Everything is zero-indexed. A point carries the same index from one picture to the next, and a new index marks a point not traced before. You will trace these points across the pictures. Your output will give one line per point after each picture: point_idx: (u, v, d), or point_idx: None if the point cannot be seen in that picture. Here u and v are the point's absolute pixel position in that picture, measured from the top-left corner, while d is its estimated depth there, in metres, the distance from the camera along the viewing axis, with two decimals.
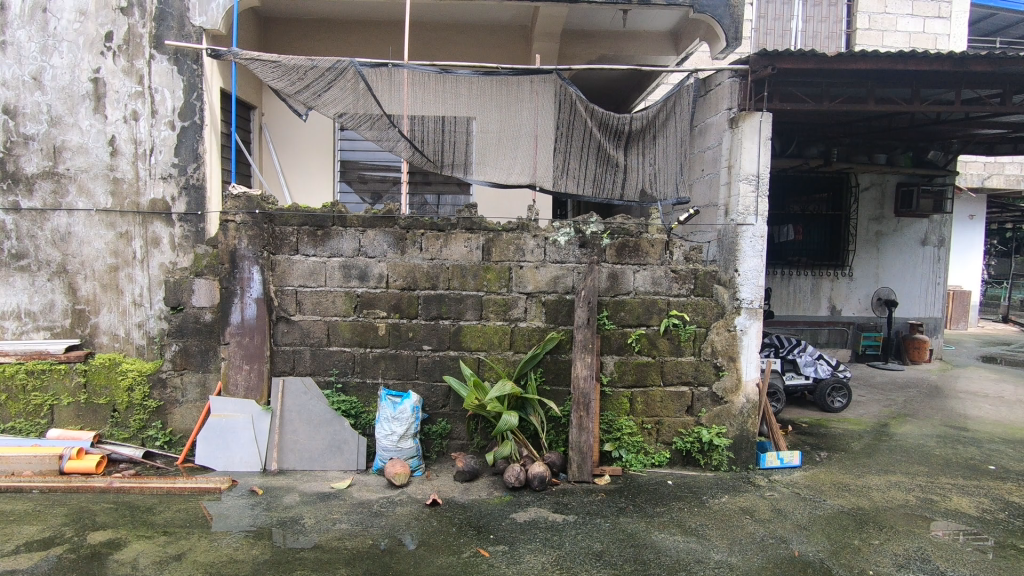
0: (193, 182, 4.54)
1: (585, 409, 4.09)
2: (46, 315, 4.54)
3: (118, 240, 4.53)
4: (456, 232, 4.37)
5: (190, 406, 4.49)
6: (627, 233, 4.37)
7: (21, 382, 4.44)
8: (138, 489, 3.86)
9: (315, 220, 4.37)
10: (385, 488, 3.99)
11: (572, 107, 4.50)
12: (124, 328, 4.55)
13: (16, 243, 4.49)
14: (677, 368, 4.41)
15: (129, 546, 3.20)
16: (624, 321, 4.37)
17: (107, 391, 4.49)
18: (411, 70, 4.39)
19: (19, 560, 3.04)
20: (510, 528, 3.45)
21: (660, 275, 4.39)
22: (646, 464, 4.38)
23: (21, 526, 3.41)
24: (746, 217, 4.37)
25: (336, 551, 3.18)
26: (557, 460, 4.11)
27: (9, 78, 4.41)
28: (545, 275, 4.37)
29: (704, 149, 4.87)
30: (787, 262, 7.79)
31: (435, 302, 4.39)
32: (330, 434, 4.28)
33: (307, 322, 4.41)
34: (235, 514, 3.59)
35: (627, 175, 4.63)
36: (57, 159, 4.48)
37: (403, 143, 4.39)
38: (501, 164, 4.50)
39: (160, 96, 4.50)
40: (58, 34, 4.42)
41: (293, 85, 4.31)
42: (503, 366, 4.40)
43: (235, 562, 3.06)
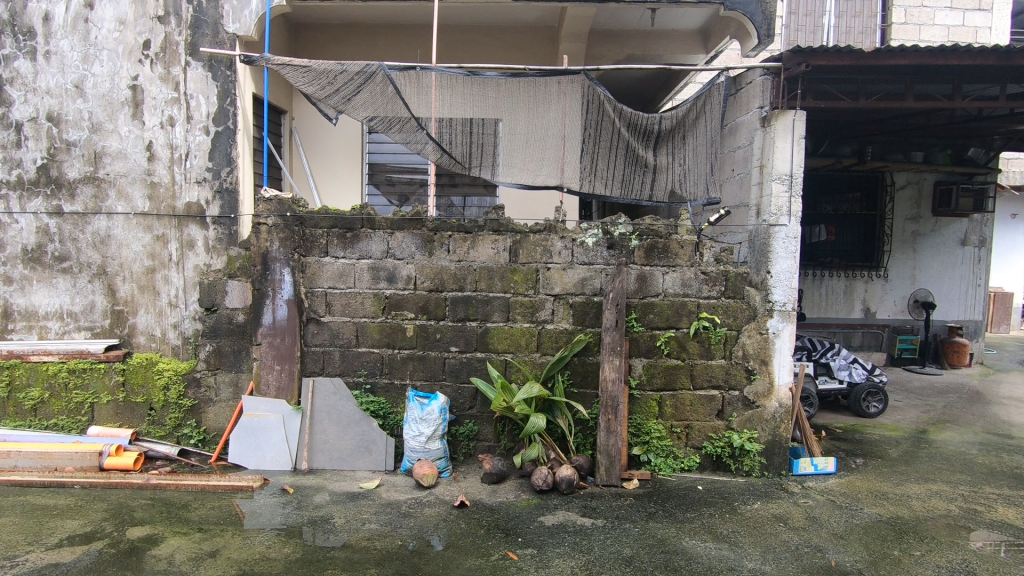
0: (227, 186, 4.62)
1: (613, 412, 4.06)
2: (87, 315, 4.69)
3: (155, 243, 4.65)
4: (483, 234, 4.37)
5: (223, 405, 4.57)
6: (656, 234, 4.32)
7: (63, 380, 4.59)
8: (173, 486, 3.96)
9: (345, 222, 4.43)
10: (414, 489, 4.01)
11: (600, 107, 4.46)
12: (160, 328, 4.67)
13: (59, 245, 4.65)
14: (706, 371, 4.34)
15: (166, 542, 3.27)
16: (653, 324, 4.32)
17: (144, 390, 4.61)
18: (439, 73, 4.40)
19: (63, 553, 3.14)
20: (538, 531, 3.43)
21: (690, 276, 4.32)
22: (675, 469, 4.32)
23: (64, 520, 3.52)
24: (780, 218, 4.28)
25: (366, 551, 3.20)
26: (584, 464, 4.09)
27: (52, 87, 4.58)
28: (573, 277, 4.34)
29: (735, 149, 4.78)
30: (819, 263, 7.63)
31: (462, 304, 4.40)
32: (360, 434, 4.33)
33: (336, 323, 4.46)
34: (267, 512, 3.65)
35: (657, 175, 4.57)
36: (97, 164, 4.62)
37: (431, 145, 4.41)
38: (528, 165, 4.48)
39: (195, 102, 4.59)
40: (99, 42, 4.56)
41: (322, 90, 4.37)
42: (530, 368, 4.39)
43: (267, 560, 3.10)
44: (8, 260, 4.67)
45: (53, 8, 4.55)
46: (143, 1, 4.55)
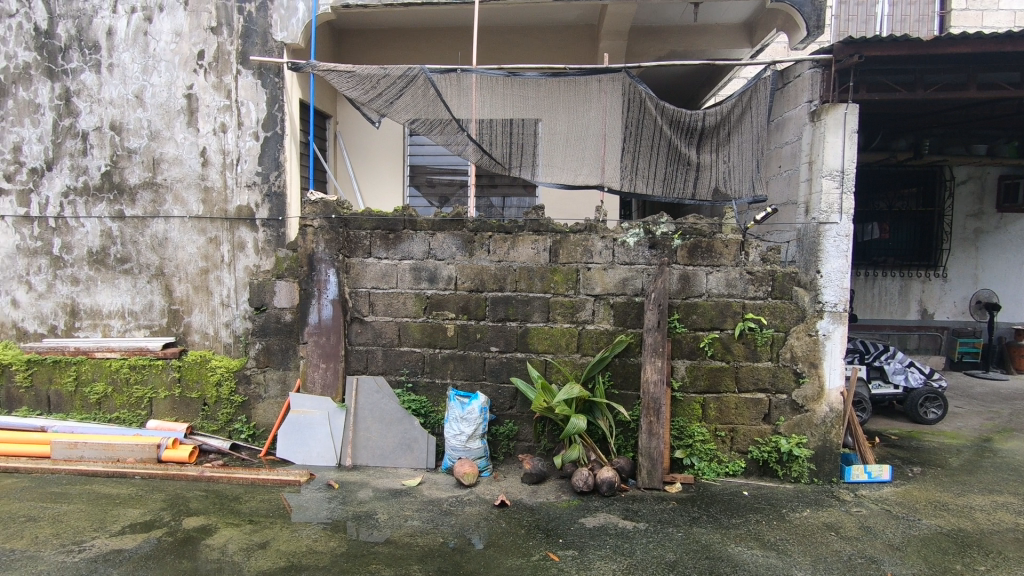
0: (275, 189, 4.77)
1: (656, 414, 4.02)
2: (146, 314, 4.93)
3: (208, 245, 4.84)
4: (523, 234, 4.37)
5: (271, 402, 4.72)
6: (700, 234, 4.23)
7: (124, 375, 4.83)
8: (226, 479, 4.12)
9: (387, 224, 4.51)
10: (454, 487, 4.05)
11: (642, 105, 4.40)
12: (213, 326, 4.87)
13: (121, 248, 4.90)
14: (752, 373, 4.23)
15: (219, 532, 3.40)
16: (696, 325, 4.24)
17: (199, 385, 4.80)
18: (479, 74, 4.43)
19: (125, 540, 3.30)
20: (579, 533, 3.41)
21: (735, 276, 4.21)
22: (720, 473, 4.22)
23: (126, 509, 3.70)
24: (830, 216, 4.12)
25: (408, 547, 3.25)
26: (625, 466, 4.05)
27: (115, 97, 4.83)
28: (613, 277, 4.30)
29: (782, 144, 4.64)
30: (871, 263, 7.37)
31: (502, 304, 4.41)
32: (402, 432, 4.40)
33: (379, 322, 4.55)
34: (313, 506, 3.75)
35: (700, 173, 4.48)
36: (155, 170, 4.84)
37: (471, 146, 4.44)
38: (569, 164, 4.46)
39: (246, 108, 4.76)
40: (157, 54, 4.78)
41: (366, 94, 4.46)
42: (570, 369, 4.37)
43: (315, 553, 3.18)
44: (75, 262, 4.96)
45: (115, 23, 4.80)
46: (197, 13, 4.74)
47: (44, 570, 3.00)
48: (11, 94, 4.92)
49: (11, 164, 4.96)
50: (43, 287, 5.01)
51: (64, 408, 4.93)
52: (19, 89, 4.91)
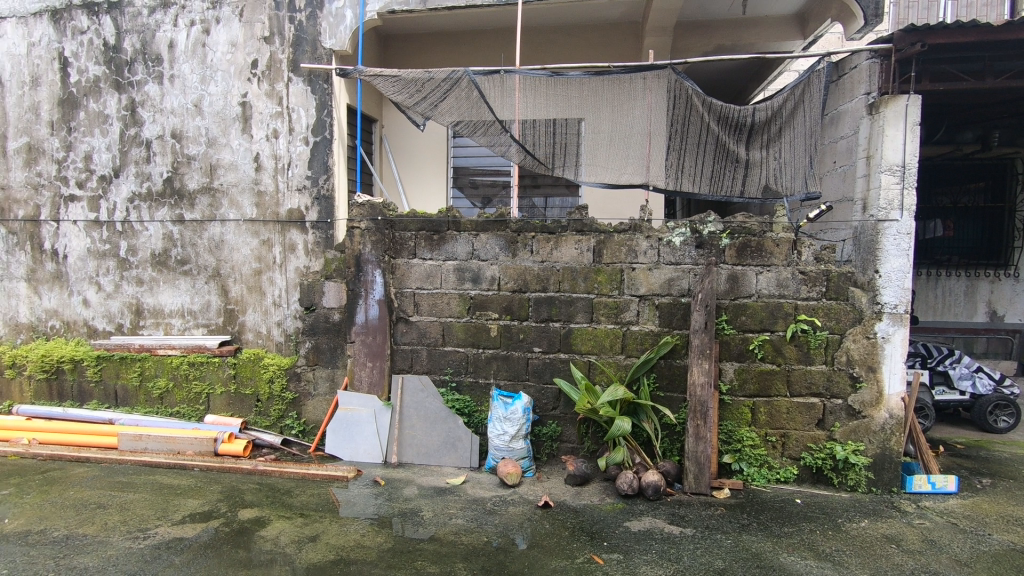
0: (324, 193, 4.90)
1: (702, 418, 3.93)
2: (205, 313, 5.16)
3: (262, 247, 5.02)
4: (566, 234, 4.35)
5: (320, 399, 4.86)
6: (749, 233, 4.11)
7: (184, 371, 5.06)
8: (278, 473, 4.27)
9: (432, 225, 4.57)
10: (498, 486, 4.07)
11: (688, 101, 4.30)
12: (266, 325, 5.05)
13: (181, 250, 5.15)
14: (805, 377, 4.07)
15: (272, 524, 3.52)
16: (745, 326, 4.12)
17: (252, 382, 4.98)
18: (522, 75, 4.43)
19: (186, 529, 3.46)
20: (624, 536, 3.36)
21: (787, 276, 4.07)
22: (771, 480, 4.09)
23: (186, 499, 3.88)
24: (890, 213, 3.93)
25: (453, 545, 3.29)
26: (671, 470, 3.98)
27: (176, 107, 5.07)
28: (658, 277, 4.23)
29: (837, 139, 4.46)
30: (934, 262, 7.00)
31: (546, 304, 4.40)
32: (446, 430, 4.45)
33: (424, 322, 4.62)
34: (361, 502, 3.84)
35: (750, 171, 4.34)
36: (213, 175, 5.06)
37: (514, 147, 4.45)
38: (613, 163, 4.40)
39: (297, 114, 4.91)
40: (214, 65, 5.00)
41: (411, 97, 4.54)
42: (614, 370, 4.32)
43: (362, 547, 3.26)
44: (140, 263, 5.23)
45: (176, 36, 5.03)
46: (252, 24, 4.93)
47: (113, 555, 3.18)
48: (83, 106, 5.23)
49: (83, 172, 5.28)
50: (111, 287, 5.31)
51: (129, 402, 5.21)
52: (89, 101, 5.21)
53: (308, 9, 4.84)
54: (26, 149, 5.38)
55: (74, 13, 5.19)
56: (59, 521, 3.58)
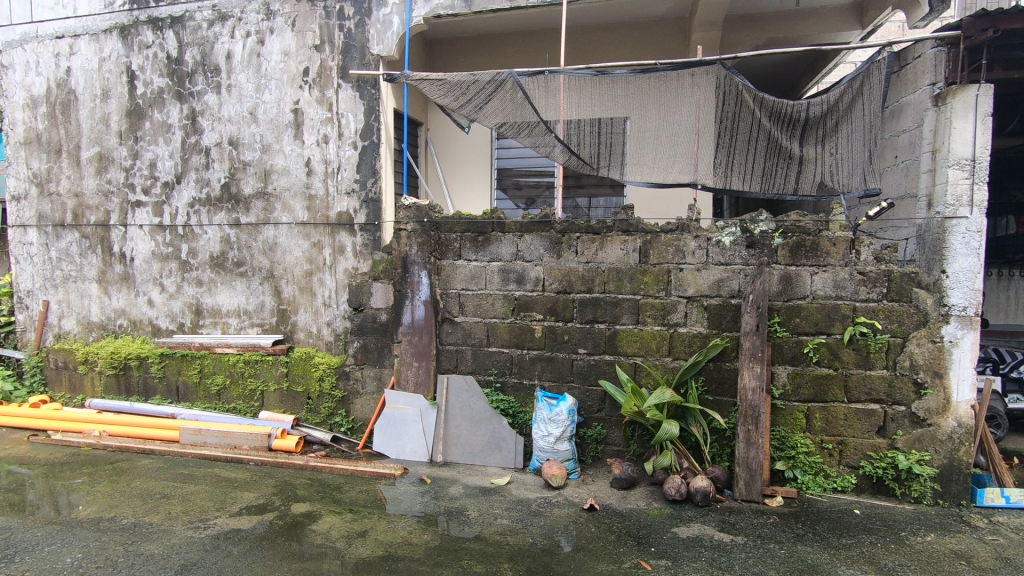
0: (372, 196, 5.01)
1: (754, 423, 3.82)
2: (259, 313, 5.35)
3: (313, 249, 5.17)
4: (612, 234, 4.30)
5: (369, 397, 4.97)
6: (804, 232, 3.96)
7: (240, 369, 5.27)
8: (328, 469, 4.38)
9: (476, 227, 4.60)
10: (543, 488, 4.06)
11: (738, 97, 4.18)
12: (316, 325, 5.20)
13: (238, 252, 5.36)
14: (864, 382, 3.90)
15: (323, 519, 3.62)
16: (799, 329, 3.98)
17: (304, 380, 5.14)
18: (567, 75, 4.41)
19: (243, 521, 3.60)
20: (672, 542, 3.30)
21: (844, 277, 3.90)
22: (827, 489, 3.94)
23: (243, 492, 4.04)
24: (958, 209, 3.72)
25: (499, 545, 3.30)
26: (721, 476, 3.87)
27: (233, 115, 5.29)
28: (707, 278, 4.13)
29: (899, 132, 4.25)
30: (1006, 260, 6.57)
31: (591, 305, 4.37)
32: (491, 431, 4.47)
33: (469, 322, 4.66)
34: (408, 500, 3.90)
35: (804, 167, 4.18)
36: (267, 180, 5.25)
37: (559, 147, 4.44)
38: (659, 162, 4.33)
39: (346, 120, 5.04)
40: (269, 74, 5.18)
41: (456, 100, 4.59)
42: (661, 373, 4.24)
43: (410, 544, 3.31)
44: (199, 265, 5.48)
45: (233, 47, 5.25)
46: (304, 33, 5.09)
47: (176, 543, 3.34)
48: (148, 116, 5.52)
49: (148, 179, 5.57)
50: (173, 288, 5.58)
51: (190, 397, 5.46)
52: (154, 111, 5.50)
53: (356, 17, 4.96)
54: (98, 159, 5.72)
55: (141, 28, 5.48)
56: (128, 509, 3.79)
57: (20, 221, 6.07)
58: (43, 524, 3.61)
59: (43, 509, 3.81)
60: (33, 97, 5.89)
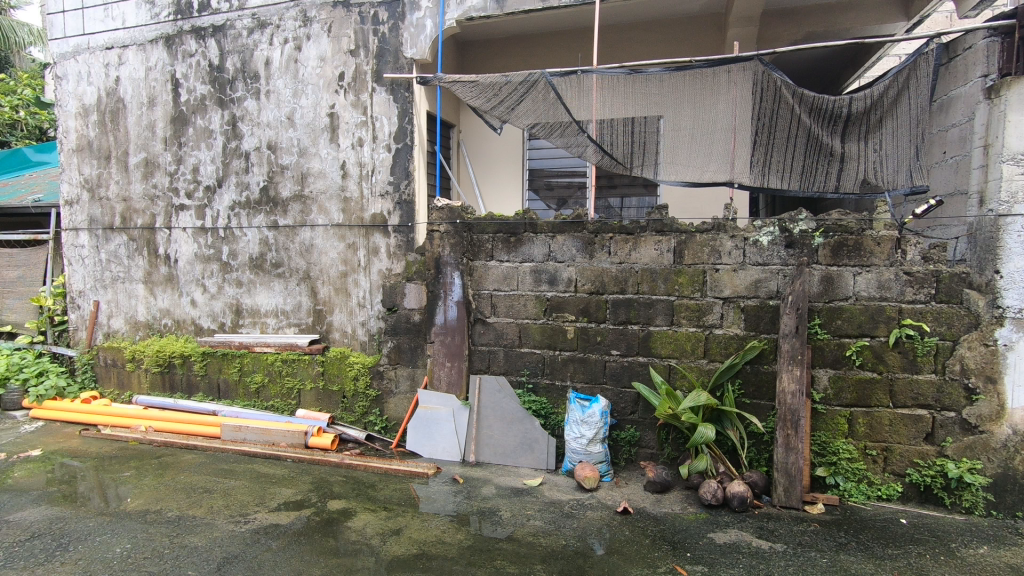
0: (405, 197, 5.06)
1: (793, 427, 3.73)
2: (296, 313, 5.47)
3: (348, 250, 5.26)
4: (645, 234, 4.25)
5: (402, 397, 5.02)
6: (846, 231, 3.84)
7: (278, 368, 5.39)
8: (363, 467, 4.45)
9: (509, 228, 4.61)
10: (576, 490, 4.04)
11: (777, 93, 4.07)
12: (351, 325, 5.28)
13: (276, 254, 5.49)
14: (911, 387, 3.75)
15: (358, 516, 3.67)
16: (841, 331, 3.86)
17: (339, 379, 5.23)
18: (600, 74, 4.38)
19: (281, 516, 3.69)
20: (709, 548, 3.24)
21: (890, 277, 3.77)
22: (871, 497, 3.81)
23: (281, 488, 4.13)
24: (1013, 207, 3.54)
25: (531, 546, 3.29)
26: (759, 481, 3.78)
27: (272, 120, 5.42)
28: (744, 279, 4.04)
29: (948, 127, 4.09)
30: None
31: (624, 307, 4.32)
32: (523, 432, 4.47)
33: (501, 323, 4.67)
34: (440, 499, 3.93)
35: (845, 164, 4.05)
36: (304, 183, 5.37)
37: (592, 147, 4.42)
38: (694, 161, 4.26)
39: (380, 123, 5.11)
40: (306, 79, 5.30)
41: (489, 101, 4.61)
42: (696, 375, 4.17)
43: (443, 544, 3.33)
44: (239, 267, 5.64)
45: (272, 54, 5.38)
46: (339, 38, 5.19)
47: (218, 536, 3.44)
48: (191, 122, 5.71)
49: (191, 183, 5.76)
50: (215, 289, 5.75)
51: (230, 395, 5.62)
52: (197, 118, 5.68)
53: (390, 21, 5.02)
54: (144, 164, 5.94)
55: (184, 38, 5.67)
56: (172, 502, 3.92)
57: (73, 225, 6.36)
58: (94, 515, 3.76)
59: (94, 501, 3.98)
60: (85, 106, 6.16)
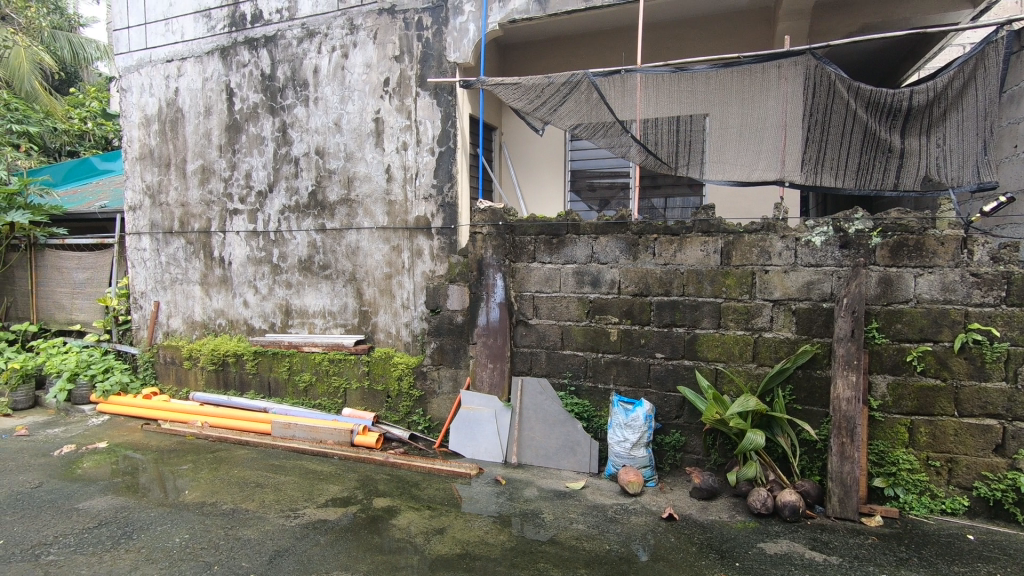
0: (448, 200, 5.11)
1: (849, 435, 3.58)
2: (342, 314, 5.61)
3: (392, 252, 5.36)
4: (691, 235, 4.16)
5: (445, 397, 5.07)
6: (906, 231, 3.66)
7: (325, 367, 5.53)
8: (407, 466, 4.52)
9: (551, 229, 4.59)
10: (619, 494, 3.99)
11: (831, 87, 3.92)
12: (396, 326, 5.38)
13: (323, 256, 5.65)
14: (979, 395, 3.54)
15: (402, 515, 3.73)
16: (901, 335, 3.68)
17: (384, 379, 5.33)
18: (644, 73, 4.32)
19: (329, 512, 3.78)
20: (758, 558, 3.14)
21: (955, 279, 3.57)
22: (934, 510, 3.61)
23: (328, 484, 4.24)
24: None
25: (575, 550, 3.27)
26: (812, 491, 3.65)
27: (320, 126, 5.58)
28: (796, 281, 3.90)
29: (1020, 119, 3.84)
30: None
31: (669, 309, 4.25)
32: (565, 434, 4.45)
33: (544, 325, 4.66)
34: (483, 499, 3.95)
35: (905, 160, 3.85)
36: (350, 187, 5.50)
37: (635, 147, 4.35)
38: (742, 159, 4.14)
39: (424, 127, 5.19)
40: (352, 85, 5.43)
41: (531, 103, 4.61)
42: (745, 380, 4.06)
43: (486, 544, 3.34)
44: (289, 268, 5.82)
45: (320, 62, 5.54)
46: (384, 45, 5.29)
47: (270, 530, 3.55)
48: (245, 129, 5.93)
49: (244, 188, 5.98)
50: (266, 290, 5.95)
51: (280, 393, 5.81)
52: (250, 125, 5.90)
53: (434, 26, 5.09)
54: (201, 171, 6.21)
55: (238, 48, 5.90)
56: (227, 495, 4.07)
57: (135, 229, 6.70)
58: (155, 506, 3.95)
59: (155, 492, 4.17)
60: (147, 117, 6.49)
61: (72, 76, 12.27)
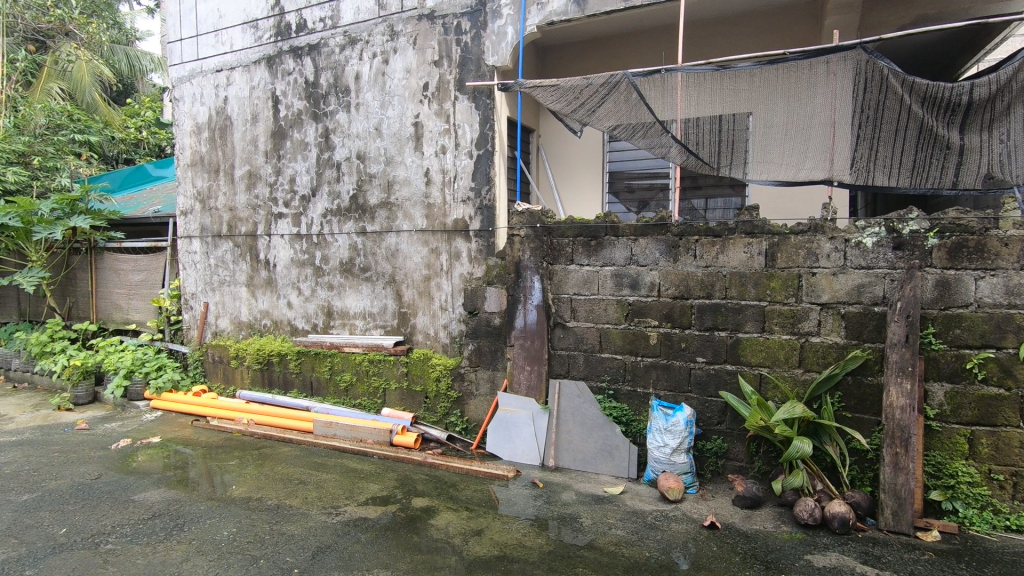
0: (486, 203, 5.13)
1: (903, 445, 3.43)
2: (382, 316, 5.70)
3: (431, 255, 5.41)
4: (734, 236, 4.06)
5: (482, 398, 5.09)
6: (966, 231, 3.49)
7: (364, 367, 5.63)
8: (444, 467, 4.55)
9: (589, 231, 4.56)
10: (659, 500, 3.93)
11: (883, 83, 3.77)
12: (434, 328, 5.43)
13: (364, 258, 5.75)
14: None
15: (441, 515, 3.75)
16: (959, 341, 3.50)
17: (422, 380, 5.38)
18: (685, 72, 4.24)
19: (370, 511, 3.83)
20: (805, 571, 3.03)
21: (1020, 282, 3.38)
22: (997, 526, 3.42)
23: (368, 483, 4.31)
24: None
25: (613, 556, 3.23)
26: (863, 502, 3.50)
27: (361, 131, 5.70)
28: (845, 284, 3.76)
29: None
30: None
31: (710, 312, 4.16)
32: (603, 438, 4.41)
33: (581, 328, 4.62)
34: (521, 502, 3.95)
35: (965, 158, 3.65)
36: (390, 191, 5.59)
37: (675, 147, 4.29)
38: (788, 159, 4.03)
39: (462, 130, 5.23)
40: (393, 90, 5.52)
41: (569, 105, 4.57)
42: (791, 386, 3.94)
43: (524, 547, 3.33)
44: (331, 270, 5.95)
45: (361, 68, 5.66)
46: (424, 50, 5.37)
47: (313, 526, 3.63)
48: (289, 136, 6.11)
49: (289, 193, 6.15)
50: (308, 291, 6.10)
51: (322, 392, 5.94)
52: (294, 131, 6.07)
53: (473, 31, 5.13)
54: (248, 176, 6.42)
55: (284, 57, 6.08)
56: (271, 491, 4.19)
57: (186, 233, 6.97)
58: (205, 500, 4.09)
59: (204, 486, 4.33)
60: (198, 125, 6.75)
61: (128, 87, 12.87)
